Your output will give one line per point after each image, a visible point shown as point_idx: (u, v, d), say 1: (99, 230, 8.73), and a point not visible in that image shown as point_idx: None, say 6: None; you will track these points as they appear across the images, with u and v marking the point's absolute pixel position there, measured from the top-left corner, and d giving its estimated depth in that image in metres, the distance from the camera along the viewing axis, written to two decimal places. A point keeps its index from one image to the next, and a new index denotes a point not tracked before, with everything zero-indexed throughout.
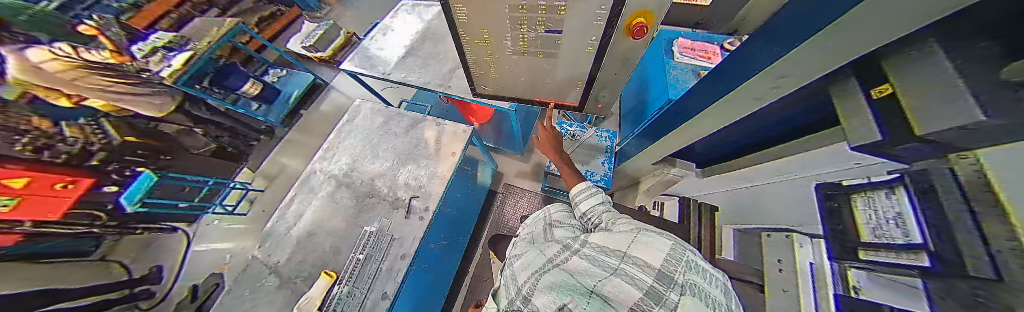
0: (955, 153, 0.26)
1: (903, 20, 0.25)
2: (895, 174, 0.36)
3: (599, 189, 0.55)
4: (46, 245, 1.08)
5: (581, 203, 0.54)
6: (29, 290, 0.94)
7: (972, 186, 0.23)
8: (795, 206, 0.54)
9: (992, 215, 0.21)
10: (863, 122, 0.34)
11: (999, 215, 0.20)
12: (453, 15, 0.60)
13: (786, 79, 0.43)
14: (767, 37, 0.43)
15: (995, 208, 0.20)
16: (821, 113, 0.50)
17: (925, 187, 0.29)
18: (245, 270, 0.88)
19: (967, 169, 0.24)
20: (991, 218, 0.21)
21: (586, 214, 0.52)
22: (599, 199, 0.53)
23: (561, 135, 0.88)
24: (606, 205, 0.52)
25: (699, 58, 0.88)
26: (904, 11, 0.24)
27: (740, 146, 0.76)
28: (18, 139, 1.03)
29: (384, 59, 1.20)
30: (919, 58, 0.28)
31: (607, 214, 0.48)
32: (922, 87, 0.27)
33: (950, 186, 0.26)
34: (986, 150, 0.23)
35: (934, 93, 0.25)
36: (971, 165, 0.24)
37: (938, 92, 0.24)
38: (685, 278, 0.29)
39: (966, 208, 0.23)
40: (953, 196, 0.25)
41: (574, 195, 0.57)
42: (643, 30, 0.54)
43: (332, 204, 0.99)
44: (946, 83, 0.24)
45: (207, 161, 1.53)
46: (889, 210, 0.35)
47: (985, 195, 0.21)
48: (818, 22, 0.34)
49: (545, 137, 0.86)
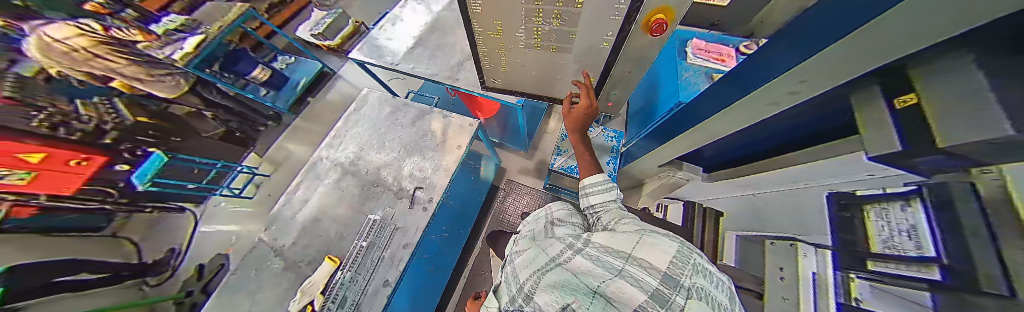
0: (977, 167, 0.25)
1: (917, 37, 0.25)
2: (911, 186, 0.34)
3: (615, 186, 0.55)
4: (62, 219, 1.13)
5: (593, 196, 0.54)
6: (54, 262, 1.02)
7: (993, 200, 0.22)
8: (803, 215, 0.52)
9: (1013, 231, 0.20)
10: (883, 131, 0.33)
11: (1022, 229, 0.19)
12: (468, 6, 0.59)
13: (805, 84, 0.42)
14: (787, 40, 0.41)
15: (1018, 224, 0.19)
16: (837, 121, 0.49)
17: (942, 200, 0.29)
18: (251, 252, 0.90)
19: (991, 184, 0.23)
20: (1013, 235, 0.20)
21: (596, 206, 0.53)
22: (612, 195, 0.53)
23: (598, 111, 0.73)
24: (619, 204, 0.52)
25: (712, 60, 0.86)
26: (917, 30, 0.25)
27: (751, 151, 0.75)
28: (34, 115, 0.99)
29: (393, 50, 1.20)
30: (951, 68, 0.26)
31: (612, 215, 0.48)
32: (951, 97, 0.25)
33: (970, 201, 0.25)
34: (1010, 164, 0.22)
35: (962, 103, 0.24)
36: (994, 179, 0.23)
37: (967, 102, 0.23)
38: (691, 282, 0.29)
39: (985, 222, 0.23)
40: (974, 210, 0.24)
41: (589, 185, 0.57)
42: (663, 26, 0.54)
43: (337, 191, 1.00)
44: (976, 92, 0.23)
45: (219, 145, 1.59)
46: (903, 223, 0.34)
47: (1008, 211, 0.20)
48: (838, 31, 0.33)
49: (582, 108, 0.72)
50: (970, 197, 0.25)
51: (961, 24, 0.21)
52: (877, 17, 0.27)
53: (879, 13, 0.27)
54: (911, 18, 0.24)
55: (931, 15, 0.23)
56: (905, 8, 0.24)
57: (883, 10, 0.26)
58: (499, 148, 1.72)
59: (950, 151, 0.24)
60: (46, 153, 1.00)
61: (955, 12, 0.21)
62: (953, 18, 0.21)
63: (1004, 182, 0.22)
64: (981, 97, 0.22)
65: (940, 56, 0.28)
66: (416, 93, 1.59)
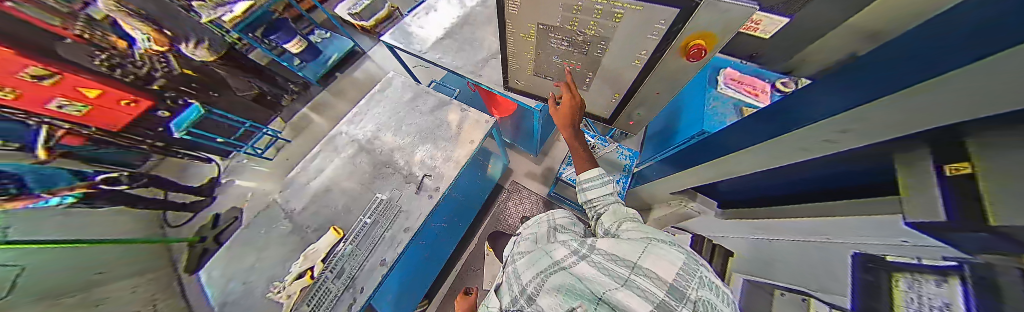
0: (990, 255, 0.24)
1: (977, 106, 0.23)
2: (953, 262, 0.28)
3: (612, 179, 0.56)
4: (103, 151, 1.28)
5: (589, 190, 0.56)
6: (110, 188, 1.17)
7: (993, 282, 0.22)
8: (815, 271, 0.49)
9: None
10: (931, 197, 0.30)
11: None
12: (505, 6, 0.60)
13: (845, 134, 0.40)
14: (840, 82, 0.38)
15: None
16: (876, 178, 0.46)
17: (945, 274, 0.28)
18: (264, 210, 0.95)
19: (1003, 273, 0.22)
20: None
21: (592, 201, 0.56)
22: (609, 189, 0.55)
23: (584, 105, 0.71)
24: (615, 197, 0.54)
25: (744, 93, 0.82)
26: (977, 98, 0.22)
27: (773, 194, 0.71)
28: (97, 54, 1.10)
29: (422, 38, 1.23)
30: (997, 145, 0.25)
31: (615, 215, 0.48)
32: (999, 169, 0.23)
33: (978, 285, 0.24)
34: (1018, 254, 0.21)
35: (1013, 178, 0.22)
36: (1005, 263, 0.22)
37: (1014, 178, 0.21)
38: (697, 295, 0.27)
39: (981, 303, 0.22)
40: (976, 288, 0.24)
41: (585, 180, 0.59)
42: (700, 52, 0.51)
43: (351, 166, 1.04)
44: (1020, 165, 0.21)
45: (248, 105, 1.68)
46: (936, 300, 0.27)
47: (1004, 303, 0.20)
48: (901, 79, 0.29)
49: (567, 106, 0.70)
50: (977, 276, 0.25)
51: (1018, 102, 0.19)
52: (937, 77, 0.25)
53: (941, 72, 0.24)
54: (974, 87, 0.22)
55: (975, 93, 0.22)
56: (957, 78, 0.23)
57: (947, 69, 0.24)
58: (510, 148, 1.72)
59: (970, 232, 0.24)
60: (102, 90, 1.12)
61: (1002, 91, 0.20)
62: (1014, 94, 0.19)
63: (1007, 266, 0.21)
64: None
65: (991, 128, 0.26)
66: (438, 83, 1.64)
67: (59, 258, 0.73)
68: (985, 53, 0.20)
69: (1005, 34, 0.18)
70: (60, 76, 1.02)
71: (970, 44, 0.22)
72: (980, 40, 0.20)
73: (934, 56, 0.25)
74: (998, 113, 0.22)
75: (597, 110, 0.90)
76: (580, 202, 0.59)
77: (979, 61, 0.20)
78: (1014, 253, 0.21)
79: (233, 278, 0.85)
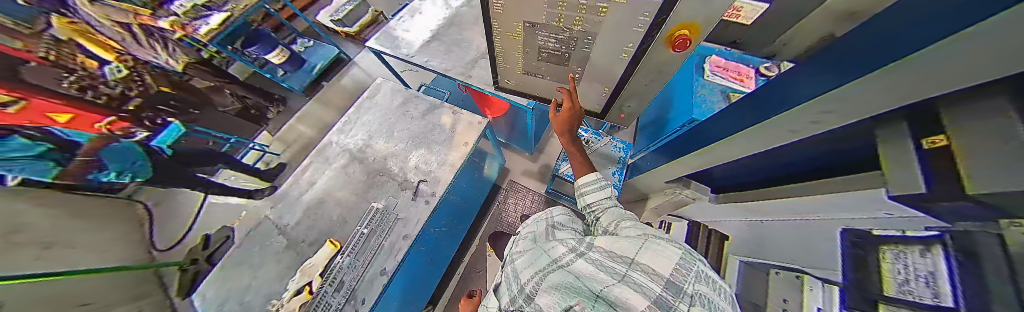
0: (970, 223, 0.25)
1: (963, 77, 0.23)
2: (934, 231, 0.30)
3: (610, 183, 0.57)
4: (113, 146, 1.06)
5: (588, 194, 0.57)
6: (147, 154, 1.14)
7: (972, 247, 0.23)
8: (810, 249, 0.50)
9: (983, 285, 0.20)
10: (909, 169, 0.31)
11: (991, 281, 0.19)
12: (489, 6, 0.59)
13: (829, 115, 0.41)
14: (821, 65, 0.39)
15: (989, 278, 0.20)
16: (855, 156, 0.48)
17: (930, 243, 0.29)
18: (256, 228, 0.92)
19: (978, 239, 0.23)
20: (984, 288, 0.20)
21: (592, 205, 0.55)
22: (605, 193, 0.56)
23: (582, 115, 0.74)
24: (614, 202, 0.55)
25: (731, 80, 0.82)
26: (964, 69, 0.22)
27: (762, 177, 0.73)
28: (66, 77, 1.11)
29: (409, 42, 1.21)
30: (977, 113, 0.25)
31: (610, 217, 0.50)
32: (975, 139, 0.24)
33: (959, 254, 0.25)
34: (996, 219, 0.22)
35: (990, 148, 0.22)
36: (982, 229, 0.23)
37: (994, 149, 0.22)
38: (694, 289, 0.28)
39: (965, 273, 0.23)
40: (956, 257, 0.25)
41: (584, 184, 0.59)
42: (686, 42, 0.52)
43: (343, 176, 1.02)
44: (997, 135, 0.21)
45: (231, 120, 1.62)
46: (923, 271, 0.28)
47: (987, 268, 0.21)
48: (883, 56, 0.30)
49: (565, 114, 0.72)
50: (958, 242, 0.25)
51: (1008, 70, 0.19)
52: (926, 48, 0.24)
53: (927, 45, 0.24)
54: (954, 58, 0.22)
55: (970, 64, 0.22)
56: (945, 49, 0.22)
57: (930, 43, 0.24)
58: (505, 147, 1.72)
59: (949, 201, 0.25)
60: (71, 113, 1.05)
61: (994, 60, 0.20)
62: (1003, 63, 0.19)
63: (986, 233, 0.22)
64: (1006, 139, 0.20)
65: (967, 100, 0.27)
66: (428, 86, 1.63)
67: (50, 290, 0.72)
68: (966, 23, 0.20)
69: (981, 2, 0.18)
70: (26, 102, 0.95)
71: (943, 17, 0.22)
72: (954, 13, 0.21)
73: (908, 32, 0.26)
74: (980, 83, 0.22)
75: (589, 105, 0.91)
76: (579, 208, 0.60)
77: (968, 30, 0.20)
78: (993, 220, 0.22)
79: (228, 300, 0.82)
